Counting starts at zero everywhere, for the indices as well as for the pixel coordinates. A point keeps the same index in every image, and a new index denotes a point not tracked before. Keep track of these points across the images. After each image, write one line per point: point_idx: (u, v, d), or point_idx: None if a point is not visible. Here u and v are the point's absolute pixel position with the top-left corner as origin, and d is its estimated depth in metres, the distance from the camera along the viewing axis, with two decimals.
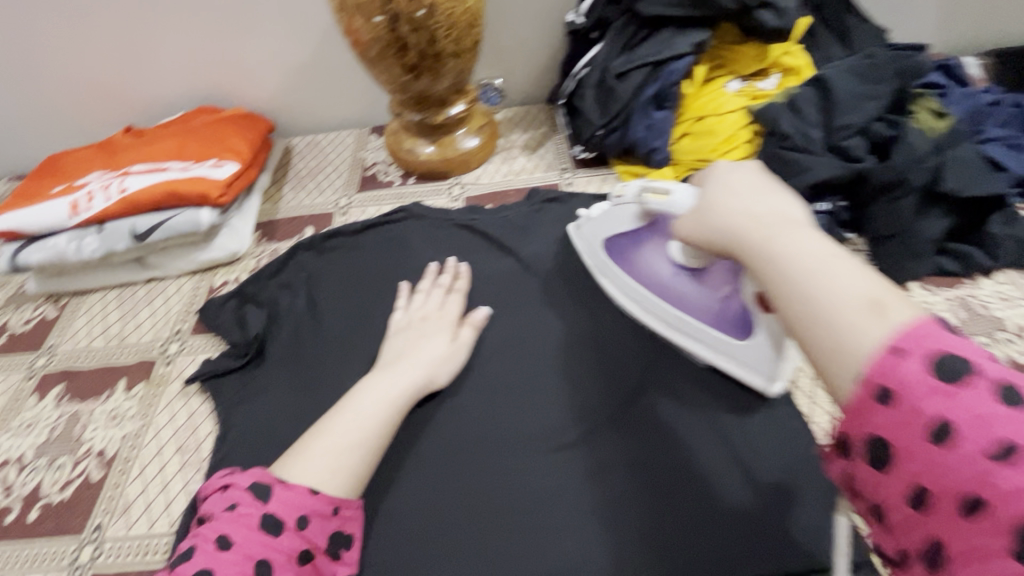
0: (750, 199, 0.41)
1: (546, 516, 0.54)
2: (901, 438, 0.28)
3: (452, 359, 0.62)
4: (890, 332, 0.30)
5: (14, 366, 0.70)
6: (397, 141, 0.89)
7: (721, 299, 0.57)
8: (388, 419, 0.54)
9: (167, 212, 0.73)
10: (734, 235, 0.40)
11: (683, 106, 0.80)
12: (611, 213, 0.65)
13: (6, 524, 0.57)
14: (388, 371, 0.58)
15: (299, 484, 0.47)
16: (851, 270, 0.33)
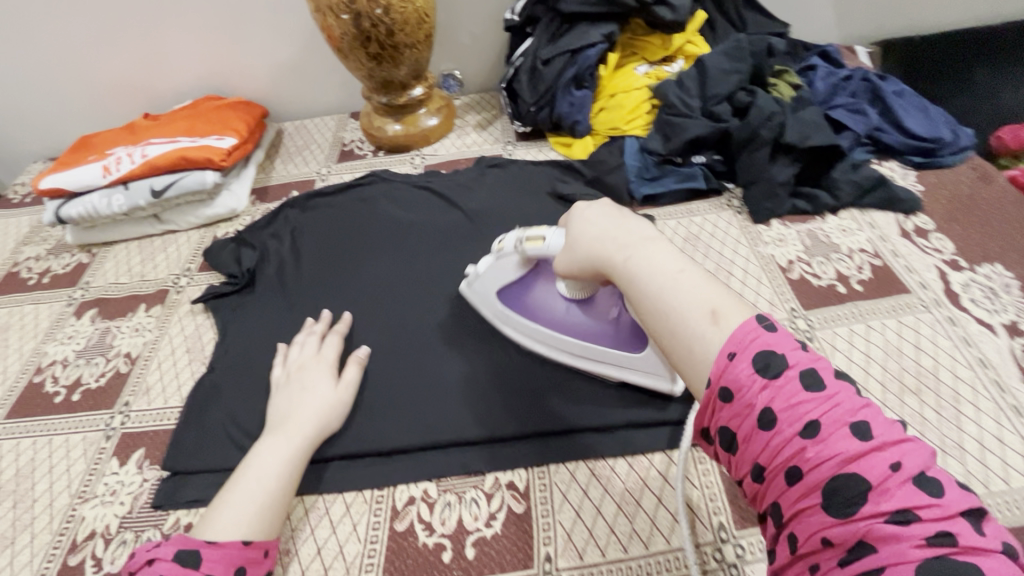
0: (619, 225, 0.51)
1: (461, 384, 0.68)
2: (718, 377, 0.39)
3: (346, 397, 0.66)
4: (732, 342, 0.39)
5: (56, 297, 0.87)
6: (369, 122, 1.06)
7: (616, 322, 0.63)
8: (287, 465, 0.58)
9: (179, 174, 0.90)
10: (600, 258, 0.50)
11: (600, 86, 0.98)
12: (495, 265, 0.66)
13: (56, 402, 0.73)
14: (292, 424, 0.61)
15: (229, 541, 0.52)
16: (697, 284, 0.44)
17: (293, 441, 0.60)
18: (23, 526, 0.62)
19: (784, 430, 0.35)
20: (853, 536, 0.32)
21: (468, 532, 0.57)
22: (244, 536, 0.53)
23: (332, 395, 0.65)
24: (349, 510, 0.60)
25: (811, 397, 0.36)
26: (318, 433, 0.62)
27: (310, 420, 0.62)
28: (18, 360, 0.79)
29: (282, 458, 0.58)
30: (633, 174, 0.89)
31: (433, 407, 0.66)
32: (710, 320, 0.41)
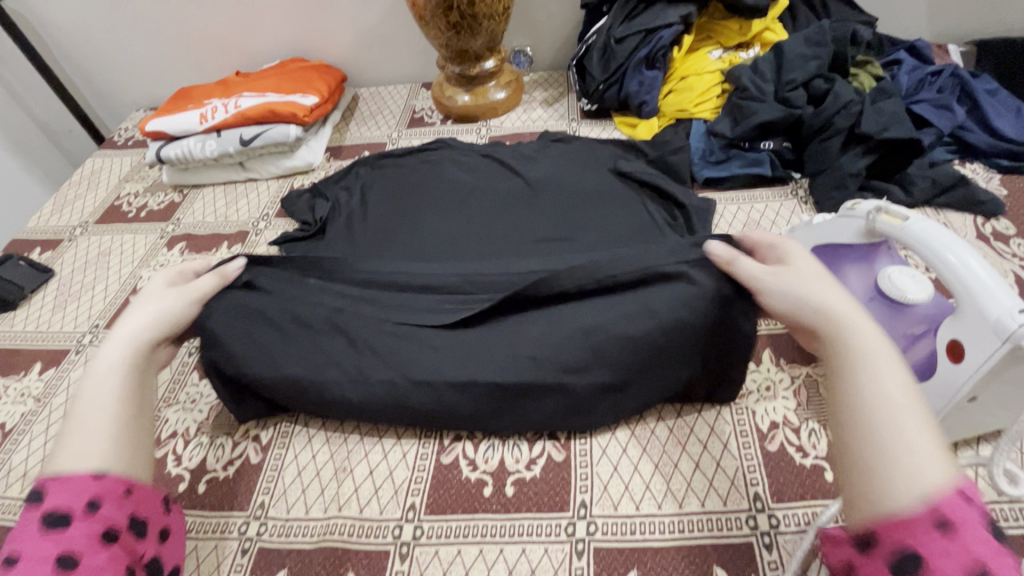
0: (822, 286, 0.46)
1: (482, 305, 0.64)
2: (941, 505, 0.32)
3: (183, 305, 0.56)
4: (951, 480, 0.33)
5: (150, 230, 0.96)
6: (440, 91, 1.10)
7: (908, 344, 0.58)
8: (123, 375, 0.49)
9: (266, 126, 0.97)
10: (819, 317, 0.44)
11: (672, 68, 0.98)
12: (834, 222, 0.66)
13: None
14: (106, 346, 0.50)
15: (77, 471, 0.42)
16: (922, 412, 0.37)
17: (125, 349, 0.50)
18: None
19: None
20: (869, 556, 0.34)
21: (509, 472, 0.61)
22: (97, 465, 0.43)
23: (176, 298, 0.56)
24: (400, 440, 0.64)
25: (876, 551, 0.33)
26: (165, 326, 0.54)
27: (132, 332, 0.51)
28: (117, 281, 0.88)
29: (118, 371, 0.49)
30: (696, 156, 0.89)
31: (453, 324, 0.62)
32: (934, 451, 0.35)
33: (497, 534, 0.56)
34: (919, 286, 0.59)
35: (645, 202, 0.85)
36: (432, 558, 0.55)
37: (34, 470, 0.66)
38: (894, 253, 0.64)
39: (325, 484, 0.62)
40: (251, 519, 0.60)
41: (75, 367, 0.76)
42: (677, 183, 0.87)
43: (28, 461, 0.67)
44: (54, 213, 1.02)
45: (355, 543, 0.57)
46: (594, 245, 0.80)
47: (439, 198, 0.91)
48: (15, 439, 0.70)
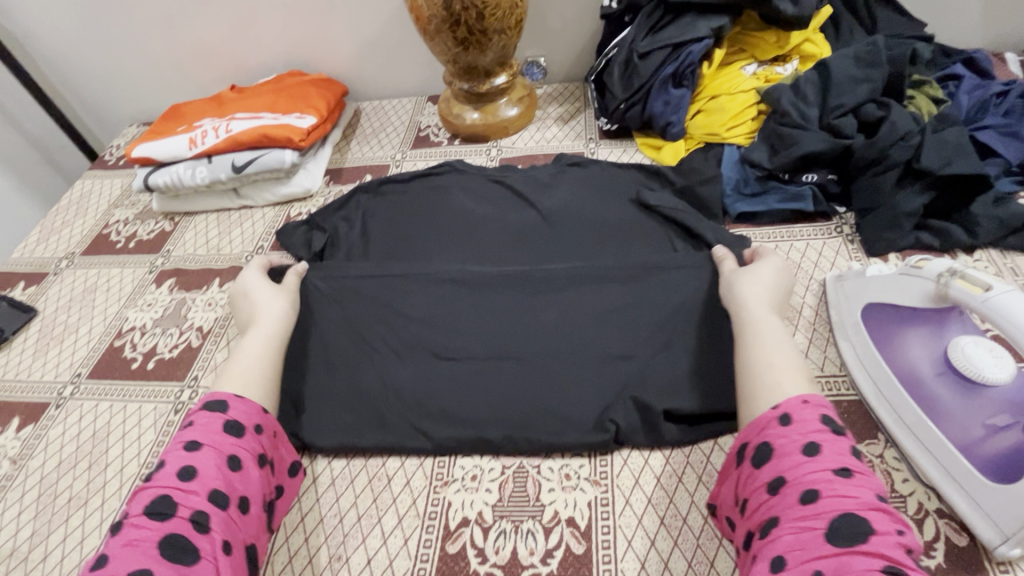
0: (744, 279, 0.64)
1: (509, 388, 0.65)
2: (786, 407, 0.49)
3: (292, 298, 0.73)
4: (804, 396, 0.50)
5: (138, 264, 0.90)
6: (447, 108, 1.03)
7: (985, 433, 0.50)
8: (269, 349, 0.64)
9: (260, 151, 0.91)
10: (738, 302, 0.62)
11: (701, 86, 0.89)
12: (895, 279, 0.58)
13: (133, 368, 0.76)
14: (260, 322, 0.68)
15: (250, 400, 0.57)
16: (794, 359, 0.55)
17: (269, 327, 0.67)
18: (95, 489, 0.64)
19: (823, 497, 0.42)
20: (780, 497, 0.44)
21: (522, 565, 0.54)
22: (264, 405, 0.58)
23: (280, 296, 0.73)
24: (401, 522, 0.58)
25: (790, 490, 0.44)
26: (285, 317, 0.70)
27: (271, 315, 0.69)
28: (101, 322, 0.82)
29: (263, 341, 0.65)
30: (729, 187, 0.80)
31: (478, 407, 0.64)
32: (795, 378, 0.52)
33: None
34: (999, 363, 0.51)
35: (672, 240, 0.77)
36: None
37: (5, 546, 0.61)
38: (968, 320, 0.56)
39: (319, 573, 0.56)
40: None
41: (54, 425, 0.71)
42: (708, 220, 0.79)
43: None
44: (39, 242, 0.97)
45: None
46: (616, 287, 0.71)
47: (446, 231, 0.84)
48: None
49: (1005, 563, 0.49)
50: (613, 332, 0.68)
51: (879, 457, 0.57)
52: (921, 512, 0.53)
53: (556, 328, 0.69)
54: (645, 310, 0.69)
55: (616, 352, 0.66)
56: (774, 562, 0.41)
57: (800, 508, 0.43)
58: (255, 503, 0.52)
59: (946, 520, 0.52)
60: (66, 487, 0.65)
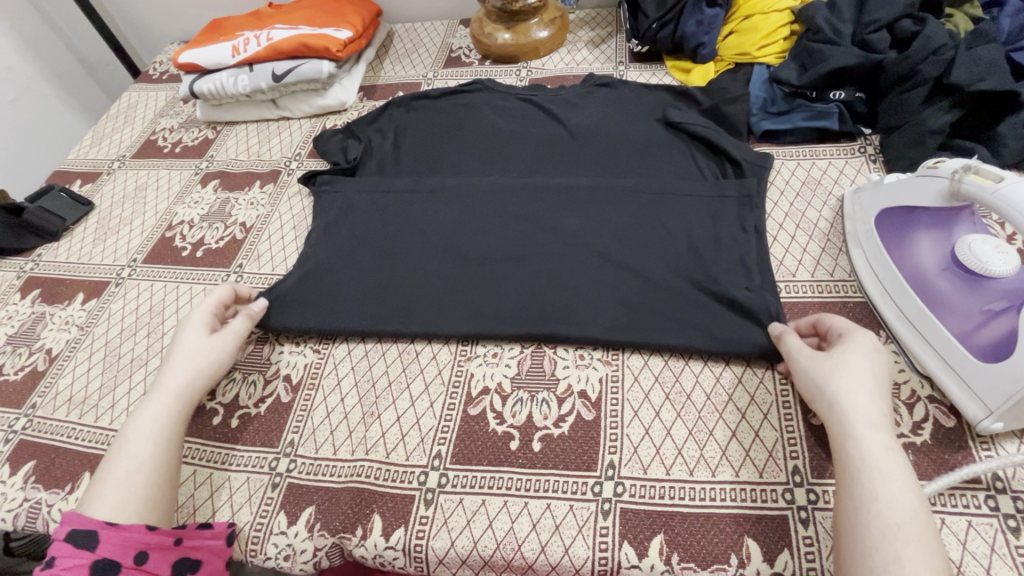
0: (855, 391, 0.50)
1: (532, 286, 0.68)
2: None
3: (216, 360, 0.63)
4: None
5: (185, 167, 0.96)
6: (479, 28, 1.04)
7: (982, 321, 0.53)
8: (166, 439, 0.57)
9: (299, 61, 0.94)
10: (846, 423, 0.49)
11: (736, 6, 0.89)
12: (912, 182, 0.60)
13: (183, 256, 0.82)
14: (158, 398, 0.59)
15: (132, 523, 0.51)
16: (916, 507, 0.44)
17: (166, 423, 0.58)
18: (153, 352, 0.71)
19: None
20: None
21: (536, 428, 0.59)
22: (148, 520, 0.52)
23: (211, 350, 0.63)
24: (428, 388, 0.64)
25: None
26: (200, 381, 0.61)
27: (182, 376, 0.61)
28: (153, 216, 0.88)
29: (159, 429, 0.57)
30: (756, 106, 0.81)
31: (501, 300, 0.68)
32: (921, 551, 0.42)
33: (522, 488, 0.56)
34: (1002, 258, 0.53)
35: (694, 153, 0.79)
36: (455, 506, 0.55)
37: (78, 394, 0.69)
38: (975, 220, 0.58)
39: (352, 427, 0.62)
40: (281, 456, 0.61)
41: (114, 300, 0.78)
42: (732, 137, 0.80)
43: (73, 386, 0.69)
44: (93, 145, 1.03)
45: (382, 486, 0.57)
46: (637, 195, 0.74)
47: (474, 144, 0.87)
48: (62, 364, 0.72)
49: (987, 440, 0.53)
50: (630, 240, 0.70)
51: None
52: (913, 396, 0.56)
53: (573, 232, 0.72)
54: (664, 218, 0.71)
55: (637, 262, 0.68)
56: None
57: None
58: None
59: (936, 403, 0.55)
60: (128, 350, 0.72)
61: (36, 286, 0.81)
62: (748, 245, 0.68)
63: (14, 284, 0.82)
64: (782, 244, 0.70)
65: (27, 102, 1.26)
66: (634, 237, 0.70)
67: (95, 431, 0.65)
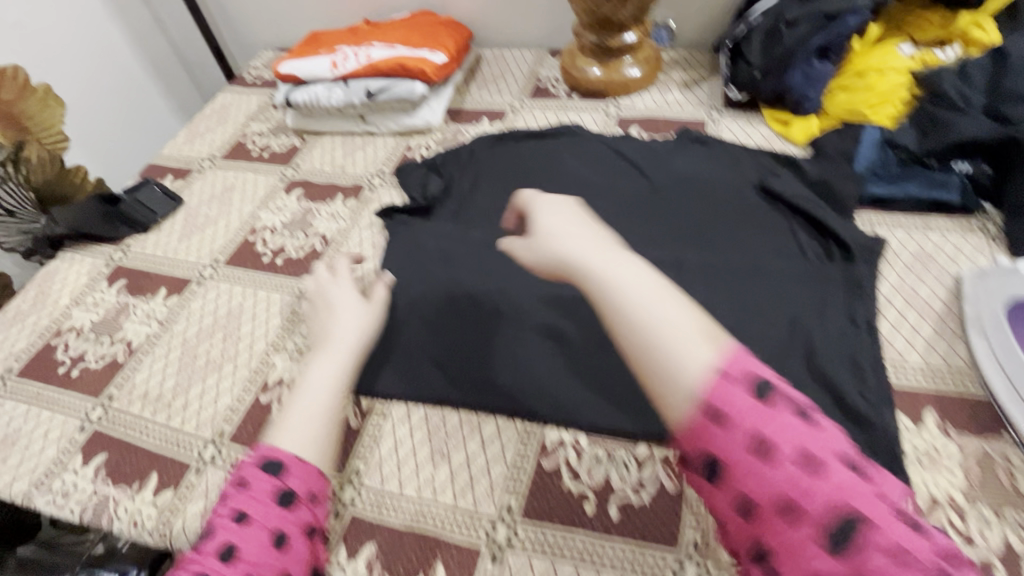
0: (591, 245, 0.46)
1: (603, 370, 0.62)
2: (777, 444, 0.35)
3: (376, 322, 0.65)
4: (719, 361, 0.38)
5: (271, 172, 0.98)
6: (570, 61, 1.03)
7: None
8: (338, 385, 0.59)
9: (393, 80, 0.95)
10: (569, 262, 0.45)
11: (847, 62, 0.85)
12: None
13: (263, 261, 0.83)
14: (330, 347, 0.61)
15: (309, 464, 0.53)
16: (700, 333, 0.40)
17: (336, 368, 0.60)
18: (228, 357, 0.71)
19: (811, 497, 0.34)
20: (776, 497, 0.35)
21: (614, 491, 0.56)
22: (322, 465, 0.54)
23: (365, 314, 0.65)
24: (500, 432, 0.61)
25: (808, 476, 0.34)
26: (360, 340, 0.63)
27: (350, 334, 0.62)
28: (238, 218, 0.90)
29: (329, 376, 0.59)
30: (865, 167, 0.77)
31: (572, 384, 0.62)
32: (702, 342, 0.39)
33: (596, 556, 0.52)
34: None
35: (795, 231, 0.74)
36: (524, 566, 0.52)
37: (153, 391, 0.69)
38: None
39: (420, 464, 0.60)
40: (346, 485, 0.59)
41: (195, 299, 0.79)
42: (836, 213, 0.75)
43: (149, 382, 0.70)
44: (186, 142, 1.07)
45: (448, 533, 0.55)
46: (727, 270, 0.71)
47: (559, 180, 0.86)
48: (141, 357, 0.73)
49: None
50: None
51: (1003, 456, 0.55)
52: None
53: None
54: (757, 291, 0.69)
55: None
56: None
57: (794, 518, 0.34)
58: (297, 535, 0.49)
59: None
60: (204, 352, 0.72)
61: (123, 276, 0.84)
62: (857, 342, 0.63)
63: (102, 272, 0.85)
64: (890, 322, 0.66)
65: (129, 95, 1.32)
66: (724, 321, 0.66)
67: (166, 431, 0.65)
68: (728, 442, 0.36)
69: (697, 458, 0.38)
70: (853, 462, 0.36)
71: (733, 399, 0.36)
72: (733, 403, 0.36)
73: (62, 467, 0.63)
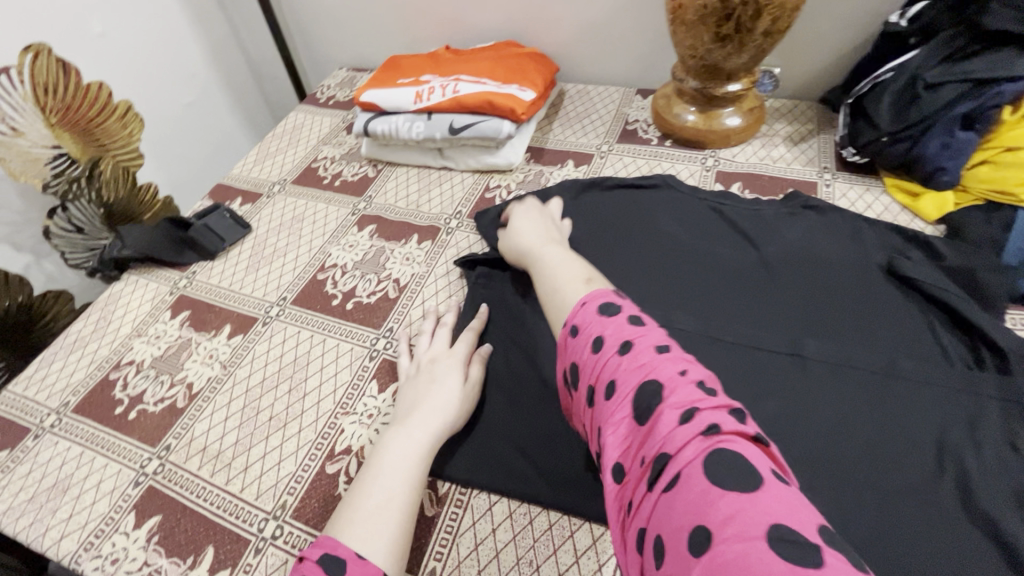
0: (534, 233, 0.70)
1: None
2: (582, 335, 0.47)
3: (465, 405, 0.61)
4: (586, 297, 0.51)
5: (342, 203, 0.93)
6: (666, 105, 0.96)
7: None
8: (417, 473, 0.53)
9: (479, 117, 0.90)
10: (523, 247, 0.69)
11: (995, 132, 0.74)
12: None
13: (333, 305, 0.78)
14: (412, 426, 0.57)
15: (374, 565, 0.45)
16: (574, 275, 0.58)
17: (418, 452, 0.55)
18: (294, 414, 0.66)
19: (624, 384, 0.41)
20: (656, 454, 0.36)
21: None
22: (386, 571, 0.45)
23: (460, 397, 0.61)
24: (595, 544, 0.54)
25: (674, 422, 0.36)
26: (446, 427, 0.58)
27: (438, 415, 0.58)
28: (307, 252, 0.85)
29: (410, 461, 0.54)
30: (1015, 260, 0.69)
31: None
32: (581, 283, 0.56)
33: None
34: None
35: (935, 330, 0.65)
36: None
37: (213, 446, 0.64)
38: None
39: (504, 573, 0.53)
40: None
41: (259, 341, 0.74)
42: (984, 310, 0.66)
43: (208, 435, 0.65)
44: (257, 163, 1.03)
45: None
46: (855, 368, 0.63)
47: (656, 240, 0.79)
48: (201, 404, 0.68)
49: None
50: (853, 452, 0.57)
51: None
52: None
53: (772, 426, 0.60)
54: (895, 400, 0.60)
55: (865, 478, 0.55)
56: (612, 479, 0.38)
57: (664, 453, 0.35)
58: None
59: None
60: (268, 405, 0.67)
61: (186, 307, 0.80)
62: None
63: (166, 301, 0.81)
64: None
65: (200, 105, 1.31)
66: (856, 435, 0.58)
67: (225, 497, 0.60)
68: (577, 348, 0.47)
69: (567, 368, 0.48)
70: (669, 350, 0.43)
71: (583, 316, 0.48)
72: (586, 322, 0.48)
73: (113, 528, 0.59)
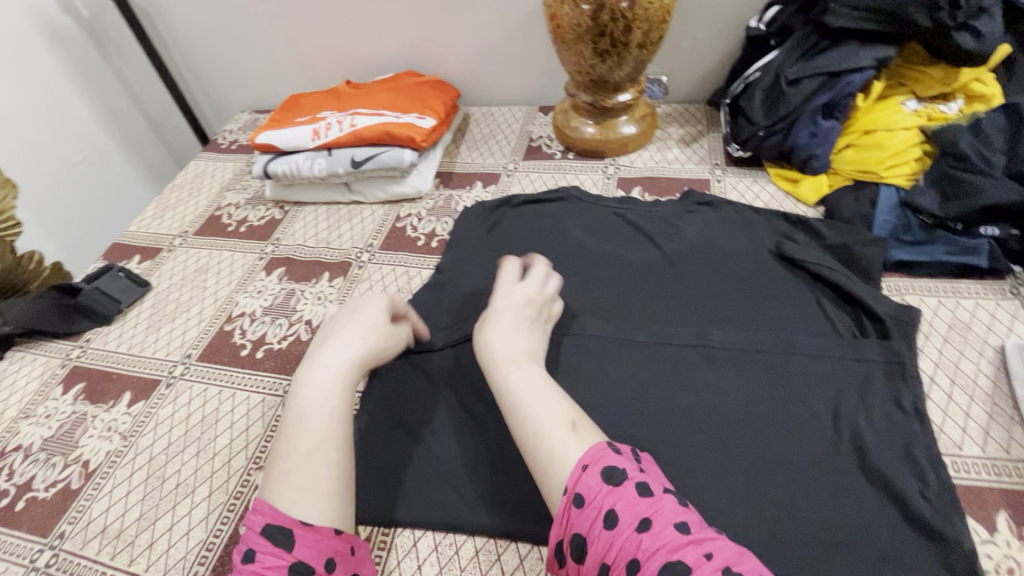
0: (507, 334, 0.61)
1: None
2: (590, 503, 0.45)
3: (380, 338, 0.60)
4: (585, 455, 0.48)
5: (249, 249, 0.90)
6: (564, 119, 1.00)
7: None
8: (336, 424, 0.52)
9: (379, 148, 0.90)
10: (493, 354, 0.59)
11: (853, 118, 0.82)
12: None
13: (242, 355, 0.74)
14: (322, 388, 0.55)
15: (321, 526, 0.46)
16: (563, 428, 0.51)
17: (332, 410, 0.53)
18: (202, 478, 0.62)
19: (644, 567, 0.40)
20: None
21: None
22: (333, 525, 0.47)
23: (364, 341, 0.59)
24: (522, 564, 0.53)
25: None
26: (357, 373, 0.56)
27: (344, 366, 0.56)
28: (212, 304, 0.82)
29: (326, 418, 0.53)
30: (888, 233, 0.74)
31: None
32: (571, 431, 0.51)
33: None
34: None
35: (822, 305, 0.70)
36: None
37: (114, 527, 0.59)
38: None
39: None
40: None
41: (163, 404, 0.70)
42: (863, 281, 0.71)
43: (108, 514, 0.60)
44: (155, 218, 0.99)
45: None
46: (755, 350, 0.66)
47: (565, 251, 0.81)
48: (98, 483, 0.63)
49: None
50: (759, 433, 0.59)
51: None
52: None
53: (685, 419, 0.61)
54: (792, 377, 0.63)
55: (770, 455, 0.58)
56: None
57: None
58: None
59: None
60: (174, 472, 0.63)
61: (80, 378, 0.74)
62: (912, 431, 0.58)
63: (57, 374, 0.75)
64: (938, 406, 0.61)
65: (93, 163, 1.25)
66: (760, 415, 0.61)
67: None
68: (581, 521, 0.45)
69: (567, 539, 0.45)
70: (686, 529, 0.41)
71: (586, 482, 0.46)
72: (591, 491, 0.45)
73: None
